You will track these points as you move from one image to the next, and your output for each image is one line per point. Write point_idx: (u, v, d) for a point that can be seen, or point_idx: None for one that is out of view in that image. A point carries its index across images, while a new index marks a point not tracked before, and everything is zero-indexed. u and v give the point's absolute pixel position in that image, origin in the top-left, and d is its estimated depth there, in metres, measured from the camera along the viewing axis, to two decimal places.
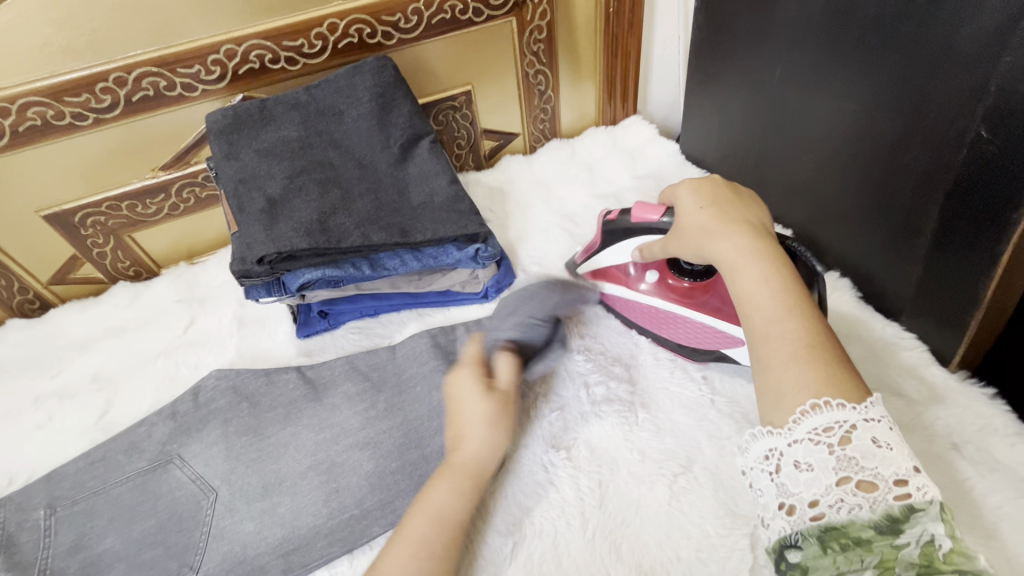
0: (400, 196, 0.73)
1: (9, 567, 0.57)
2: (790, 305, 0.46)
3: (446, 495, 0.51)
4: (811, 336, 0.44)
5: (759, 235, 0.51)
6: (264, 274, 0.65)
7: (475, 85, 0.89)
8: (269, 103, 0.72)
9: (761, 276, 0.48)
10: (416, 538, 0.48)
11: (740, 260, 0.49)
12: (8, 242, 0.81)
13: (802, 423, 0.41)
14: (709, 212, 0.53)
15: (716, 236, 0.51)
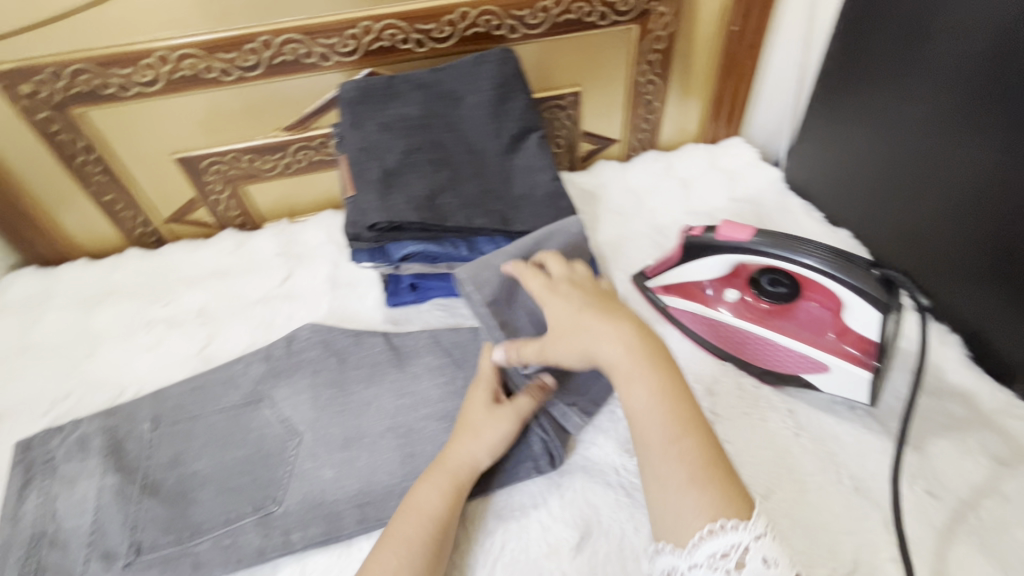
0: (503, 185, 0.75)
1: (117, 469, 0.61)
2: (683, 421, 0.47)
3: (432, 491, 0.53)
4: (705, 454, 0.45)
5: (639, 330, 0.51)
6: (372, 240, 0.69)
7: (584, 86, 0.91)
8: (396, 81, 0.75)
9: (650, 390, 0.48)
10: (404, 538, 0.50)
11: (630, 369, 0.49)
12: (141, 178, 0.88)
13: (700, 547, 0.41)
14: (587, 314, 0.53)
15: (601, 345, 0.50)
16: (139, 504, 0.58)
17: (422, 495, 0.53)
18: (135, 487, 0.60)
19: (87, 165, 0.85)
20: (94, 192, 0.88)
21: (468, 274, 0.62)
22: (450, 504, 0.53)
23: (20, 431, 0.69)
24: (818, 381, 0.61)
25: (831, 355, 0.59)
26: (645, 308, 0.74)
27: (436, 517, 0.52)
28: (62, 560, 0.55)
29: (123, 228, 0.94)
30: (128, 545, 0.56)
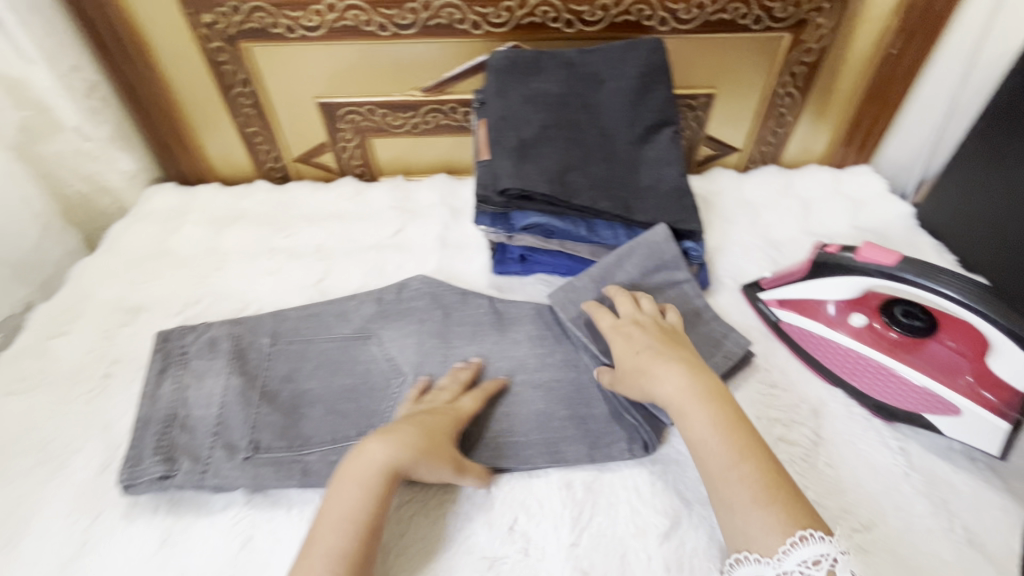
0: (630, 174, 0.75)
1: (242, 373, 0.66)
2: (741, 448, 0.50)
3: (342, 506, 0.50)
4: (767, 477, 0.48)
5: (695, 368, 0.55)
6: (499, 205, 0.72)
7: (720, 89, 0.89)
8: (544, 56, 0.77)
9: (708, 421, 0.52)
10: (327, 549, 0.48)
11: (686, 403, 0.53)
12: (283, 116, 0.94)
13: (790, 554, 0.44)
14: (648, 351, 0.57)
15: (656, 380, 0.55)
16: (258, 408, 0.63)
17: (332, 510, 0.50)
18: (255, 393, 0.64)
19: (240, 96, 0.91)
20: (240, 122, 0.95)
21: (558, 299, 0.70)
22: (365, 527, 0.49)
23: (153, 325, 0.75)
24: (943, 424, 0.58)
25: (966, 397, 0.57)
26: (754, 320, 0.72)
27: (347, 538, 0.48)
28: (190, 442, 0.59)
29: (256, 159, 1.01)
30: (248, 441, 0.60)
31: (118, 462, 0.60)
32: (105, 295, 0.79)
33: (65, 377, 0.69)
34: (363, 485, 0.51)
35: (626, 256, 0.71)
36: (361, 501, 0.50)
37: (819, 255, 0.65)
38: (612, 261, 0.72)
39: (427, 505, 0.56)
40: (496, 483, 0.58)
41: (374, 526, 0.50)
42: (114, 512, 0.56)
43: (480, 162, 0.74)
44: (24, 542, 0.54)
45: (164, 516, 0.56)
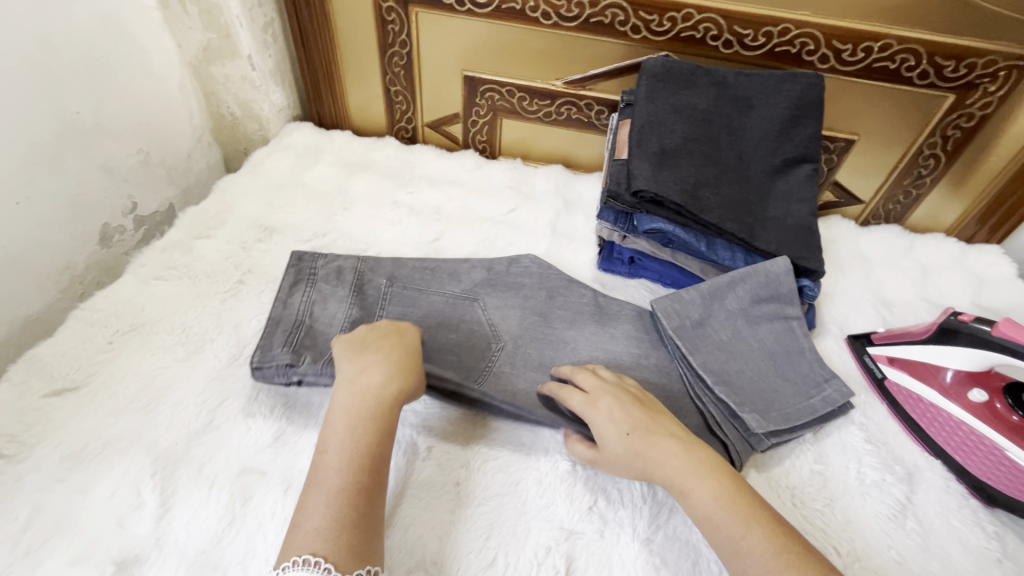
0: (760, 201, 0.75)
1: (361, 306, 0.71)
2: (747, 518, 0.49)
3: (338, 437, 0.52)
4: (777, 543, 0.47)
5: (689, 443, 0.54)
6: (628, 204, 0.74)
7: (862, 137, 0.88)
8: (699, 71, 0.78)
9: (708, 493, 0.50)
10: (328, 487, 0.48)
11: (682, 479, 0.52)
12: (427, 81, 0.99)
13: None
14: (628, 440, 0.54)
15: (645, 466, 0.53)
16: None
17: (331, 439, 0.52)
18: None
19: (394, 56, 0.97)
20: (388, 80, 1.01)
21: (663, 305, 0.70)
22: (362, 455, 0.51)
23: (284, 248, 0.81)
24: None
25: None
26: (856, 372, 0.72)
27: (348, 462, 0.50)
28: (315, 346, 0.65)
29: (391, 117, 1.07)
30: None
31: (244, 359, 0.66)
32: (245, 211, 0.87)
33: (205, 275, 0.76)
34: (360, 420, 0.53)
35: (739, 281, 0.71)
36: (359, 429, 0.52)
37: (949, 321, 0.64)
38: (726, 283, 0.72)
39: (513, 467, 0.59)
40: (583, 461, 0.60)
41: (376, 454, 0.52)
42: (235, 402, 0.62)
43: (616, 160, 0.77)
44: (160, 408, 0.60)
45: (279, 416, 0.61)
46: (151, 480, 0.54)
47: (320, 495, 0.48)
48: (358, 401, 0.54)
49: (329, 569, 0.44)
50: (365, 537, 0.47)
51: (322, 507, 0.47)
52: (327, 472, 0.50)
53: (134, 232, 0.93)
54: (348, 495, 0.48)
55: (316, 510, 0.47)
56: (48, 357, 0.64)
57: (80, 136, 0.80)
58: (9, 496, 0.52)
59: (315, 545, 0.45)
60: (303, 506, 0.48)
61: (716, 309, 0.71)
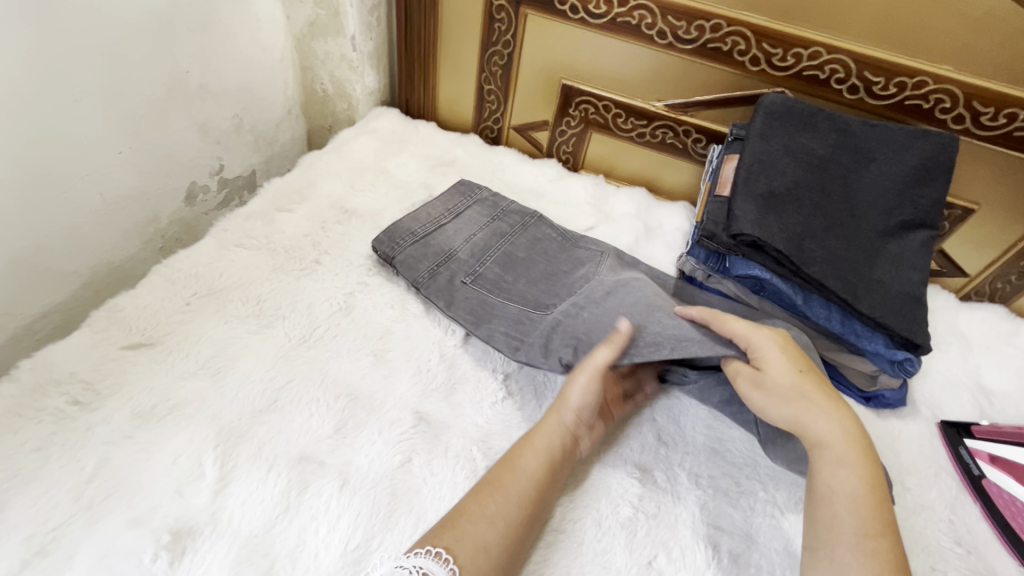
0: (868, 262, 0.69)
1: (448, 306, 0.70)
2: (877, 522, 0.48)
3: (536, 468, 0.54)
4: (896, 558, 0.46)
5: (859, 433, 0.53)
6: (723, 245, 0.71)
7: (982, 208, 0.81)
8: (820, 114, 0.74)
9: (853, 485, 0.50)
10: (516, 495, 0.51)
11: (844, 453, 0.51)
12: (522, 84, 0.97)
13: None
14: (801, 379, 0.55)
15: (807, 422, 0.53)
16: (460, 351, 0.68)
17: (527, 464, 0.54)
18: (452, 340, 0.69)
19: (495, 56, 0.96)
20: (483, 78, 1.00)
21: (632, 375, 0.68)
22: (541, 478, 0.53)
23: (362, 233, 0.80)
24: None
25: None
26: (947, 462, 0.67)
27: (534, 487, 0.52)
28: (411, 344, 0.67)
29: (479, 115, 1.06)
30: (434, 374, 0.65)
31: (316, 342, 0.65)
32: (328, 190, 0.87)
33: (283, 249, 0.76)
34: (553, 447, 0.56)
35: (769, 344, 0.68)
36: (553, 468, 0.55)
37: None
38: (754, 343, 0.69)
39: (572, 502, 0.56)
40: (646, 508, 0.56)
41: (548, 485, 0.53)
42: (302, 384, 0.61)
43: (716, 197, 0.73)
44: (228, 379, 0.60)
45: (343, 407, 0.60)
46: (213, 452, 0.54)
47: (506, 501, 0.50)
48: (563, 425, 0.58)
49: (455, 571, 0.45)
50: (509, 563, 0.48)
51: (503, 513, 0.50)
52: (513, 483, 0.52)
53: (217, 193, 0.94)
54: (524, 516, 0.50)
55: (494, 513, 0.49)
56: (129, 309, 0.65)
57: (187, 95, 0.81)
58: (77, 444, 0.53)
59: (452, 543, 0.46)
60: (480, 506, 0.50)
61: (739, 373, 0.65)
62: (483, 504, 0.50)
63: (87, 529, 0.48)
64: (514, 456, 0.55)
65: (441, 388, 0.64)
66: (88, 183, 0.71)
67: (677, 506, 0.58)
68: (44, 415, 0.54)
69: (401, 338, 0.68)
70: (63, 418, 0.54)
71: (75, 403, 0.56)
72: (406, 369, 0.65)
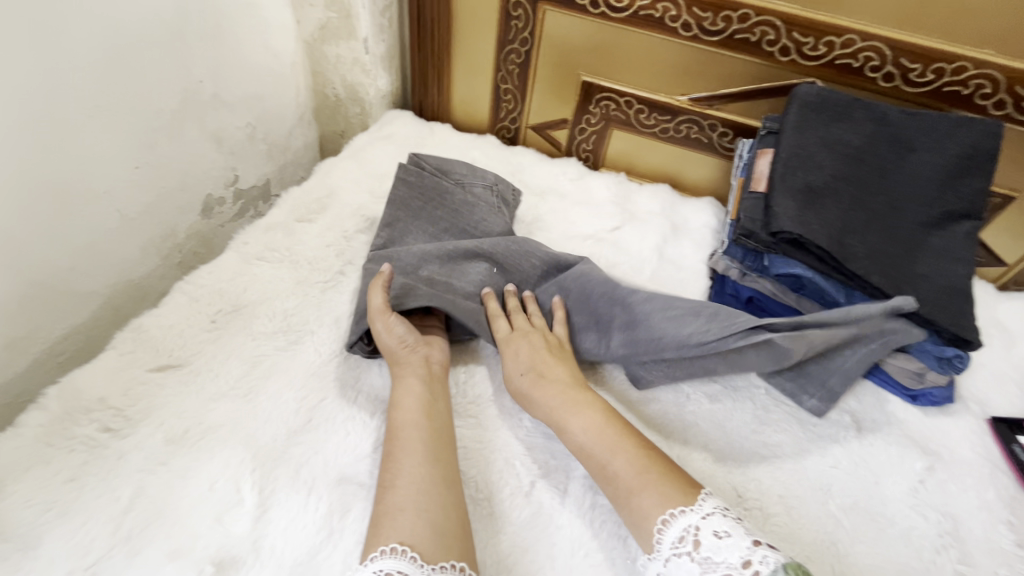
0: (912, 256, 0.67)
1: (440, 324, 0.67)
2: (615, 444, 0.54)
3: (408, 411, 0.56)
4: (647, 467, 0.51)
5: (578, 387, 0.60)
6: (762, 244, 0.69)
7: (1022, 195, 0.79)
8: (856, 104, 0.71)
9: (585, 424, 0.56)
10: (413, 448, 0.52)
11: (562, 411, 0.57)
12: (540, 82, 0.95)
13: (664, 538, 0.46)
14: (533, 369, 0.61)
15: (539, 399, 0.59)
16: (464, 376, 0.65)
17: (400, 413, 0.56)
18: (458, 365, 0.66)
19: (511, 53, 0.93)
20: (499, 77, 0.97)
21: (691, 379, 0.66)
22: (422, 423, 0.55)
23: None
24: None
25: None
26: (1003, 462, 0.64)
27: (419, 433, 0.54)
28: None
29: (495, 115, 1.03)
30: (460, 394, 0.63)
31: (346, 357, 0.64)
32: (347, 198, 0.85)
33: (307, 261, 0.74)
34: (421, 394, 0.57)
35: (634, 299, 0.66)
36: (423, 398, 0.57)
37: None
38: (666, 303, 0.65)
39: None
40: None
41: (432, 422, 0.55)
42: (336, 401, 0.59)
43: (751, 193, 0.71)
44: (260, 400, 0.58)
45: (379, 425, 0.58)
46: (250, 477, 0.52)
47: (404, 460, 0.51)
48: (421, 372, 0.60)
49: (415, 558, 0.44)
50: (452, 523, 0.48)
51: (406, 472, 0.50)
52: (398, 447, 0.53)
53: (232, 205, 0.92)
54: (422, 458, 0.52)
55: (393, 478, 0.50)
56: (155, 329, 0.63)
57: (200, 105, 0.79)
58: (112, 473, 0.51)
59: (396, 533, 0.46)
60: (382, 479, 0.51)
61: (641, 337, 0.62)
62: (387, 474, 0.51)
63: (126, 563, 0.46)
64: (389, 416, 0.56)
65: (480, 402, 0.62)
66: (105, 200, 0.69)
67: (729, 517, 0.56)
68: (75, 443, 0.52)
69: None
70: (94, 446, 0.53)
71: (106, 430, 0.54)
72: None
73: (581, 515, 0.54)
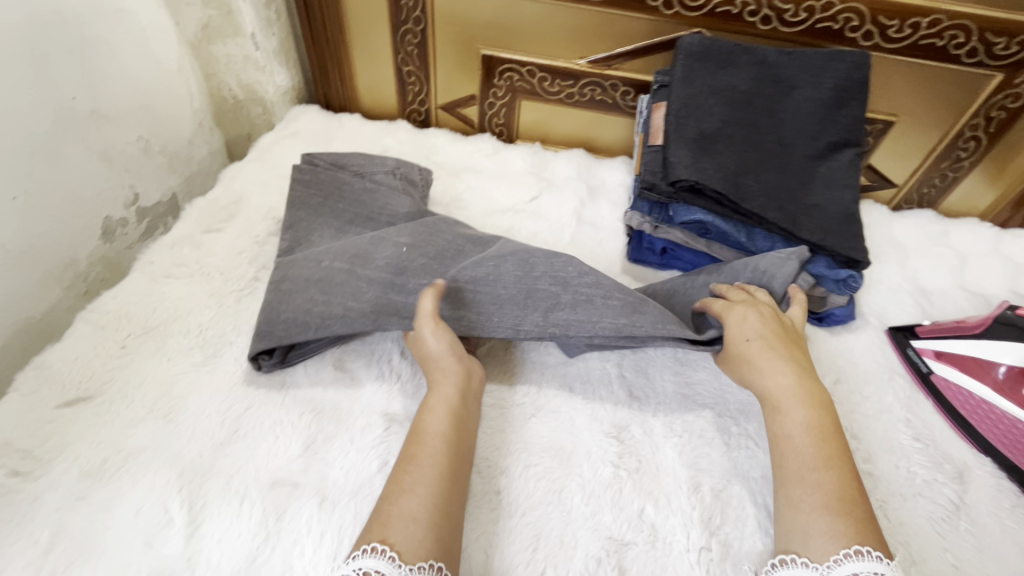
0: (803, 188, 0.71)
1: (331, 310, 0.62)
2: (827, 458, 0.49)
3: (438, 420, 0.52)
4: (844, 491, 0.47)
5: (807, 376, 0.55)
6: (664, 194, 0.72)
7: (901, 118, 0.84)
8: (737, 49, 0.74)
9: (800, 423, 0.52)
10: (433, 455, 0.50)
11: (785, 401, 0.53)
12: (442, 61, 0.94)
13: (842, 565, 0.43)
14: (760, 341, 0.56)
15: (765, 372, 0.55)
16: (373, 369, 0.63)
17: (428, 422, 0.52)
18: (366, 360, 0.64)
19: (408, 34, 0.92)
20: (399, 60, 0.96)
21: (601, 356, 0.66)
22: (451, 428, 0.52)
23: None
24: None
25: None
26: (900, 367, 0.70)
27: (444, 441, 0.51)
28: (362, 348, 0.65)
29: (403, 99, 1.02)
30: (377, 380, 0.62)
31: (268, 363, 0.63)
32: (256, 202, 0.82)
33: (218, 272, 0.72)
34: (451, 403, 0.54)
35: (567, 275, 0.62)
36: (454, 409, 0.54)
37: (1006, 315, 0.64)
38: (590, 279, 0.62)
39: (555, 474, 0.56)
40: (626, 467, 0.58)
41: (458, 427, 0.53)
42: (261, 408, 0.59)
43: (650, 146, 0.73)
44: (182, 418, 0.57)
45: (309, 423, 0.58)
46: (179, 495, 0.51)
47: (418, 467, 0.49)
48: (454, 381, 0.56)
49: (395, 557, 0.42)
50: (447, 527, 0.46)
51: (421, 479, 0.48)
52: (421, 451, 0.50)
53: (138, 225, 0.88)
54: (445, 471, 0.49)
55: (411, 482, 0.47)
56: (58, 364, 0.60)
57: (80, 123, 0.75)
58: (28, 517, 0.49)
59: (385, 533, 0.44)
60: (400, 481, 0.48)
61: (574, 318, 0.60)
62: (398, 480, 0.48)
63: None
64: (414, 422, 0.53)
65: (407, 384, 0.62)
66: None
67: (656, 456, 0.59)
68: None
69: (358, 343, 0.66)
70: (5, 493, 0.51)
71: (16, 474, 0.52)
72: (368, 373, 0.63)
73: (514, 478, 0.56)
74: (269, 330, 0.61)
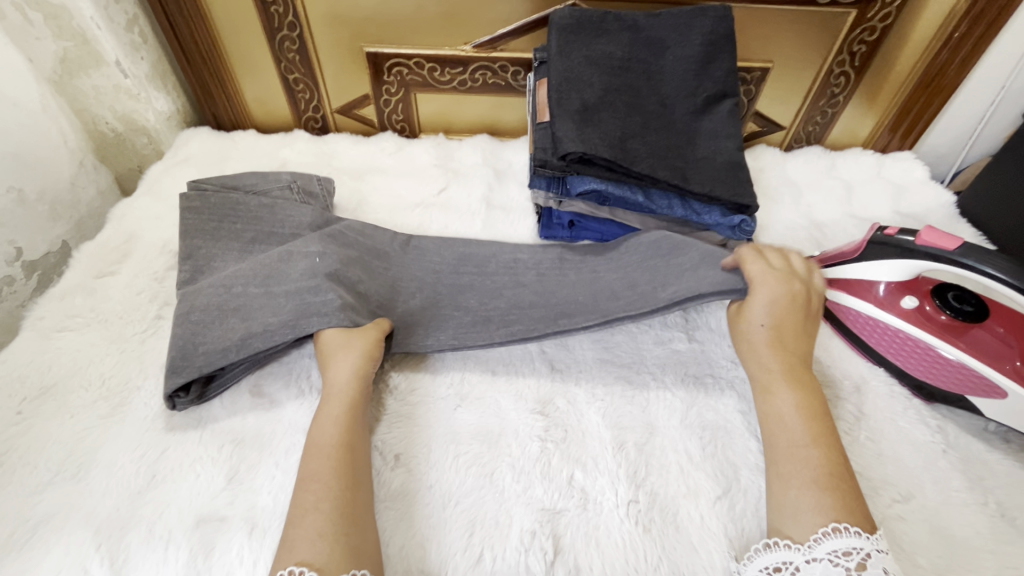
0: (688, 143, 0.73)
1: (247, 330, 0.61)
2: (814, 436, 0.52)
3: (328, 432, 0.53)
4: (830, 467, 0.50)
5: (802, 364, 0.57)
6: (558, 169, 0.72)
7: (775, 64, 0.88)
8: (608, 17, 0.75)
9: (791, 404, 0.54)
10: (318, 475, 0.50)
11: (780, 383, 0.56)
12: (326, 63, 0.91)
13: (822, 543, 0.45)
14: (772, 329, 0.58)
15: (765, 355, 0.58)
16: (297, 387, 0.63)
17: (320, 435, 0.53)
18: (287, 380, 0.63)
19: (285, 41, 0.89)
20: (283, 68, 0.93)
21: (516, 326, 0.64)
22: (341, 443, 0.52)
23: None
24: (988, 406, 0.61)
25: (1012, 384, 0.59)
26: None
27: (336, 455, 0.51)
28: (279, 369, 0.64)
29: (296, 109, 0.99)
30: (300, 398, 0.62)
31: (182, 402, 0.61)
32: (150, 236, 0.79)
33: (117, 317, 0.69)
34: (349, 405, 0.56)
35: (468, 302, 0.70)
36: (344, 420, 0.54)
37: (877, 237, 0.66)
38: (488, 302, 0.70)
39: (485, 459, 0.58)
40: (551, 438, 0.59)
41: (351, 441, 0.53)
42: (179, 450, 0.57)
43: (539, 124, 0.75)
44: (93, 474, 0.55)
45: (229, 456, 0.57)
46: (98, 554, 0.50)
47: (321, 483, 0.49)
48: (339, 402, 0.56)
49: None
50: (355, 530, 0.47)
51: (325, 494, 0.48)
52: (322, 467, 0.50)
53: (27, 281, 0.82)
54: (336, 482, 0.49)
55: (315, 500, 0.48)
56: None
57: None
58: None
59: (297, 554, 0.45)
60: (303, 502, 0.48)
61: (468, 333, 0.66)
62: (302, 500, 0.48)
63: None
64: (308, 437, 0.54)
65: None
66: None
67: (580, 424, 0.61)
68: None
69: (274, 365, 0.65)
70: None
71: None
72: (288, 394, 0.62)
73: (445, 468, 0.57)
74: (186, 362, 0.59)
